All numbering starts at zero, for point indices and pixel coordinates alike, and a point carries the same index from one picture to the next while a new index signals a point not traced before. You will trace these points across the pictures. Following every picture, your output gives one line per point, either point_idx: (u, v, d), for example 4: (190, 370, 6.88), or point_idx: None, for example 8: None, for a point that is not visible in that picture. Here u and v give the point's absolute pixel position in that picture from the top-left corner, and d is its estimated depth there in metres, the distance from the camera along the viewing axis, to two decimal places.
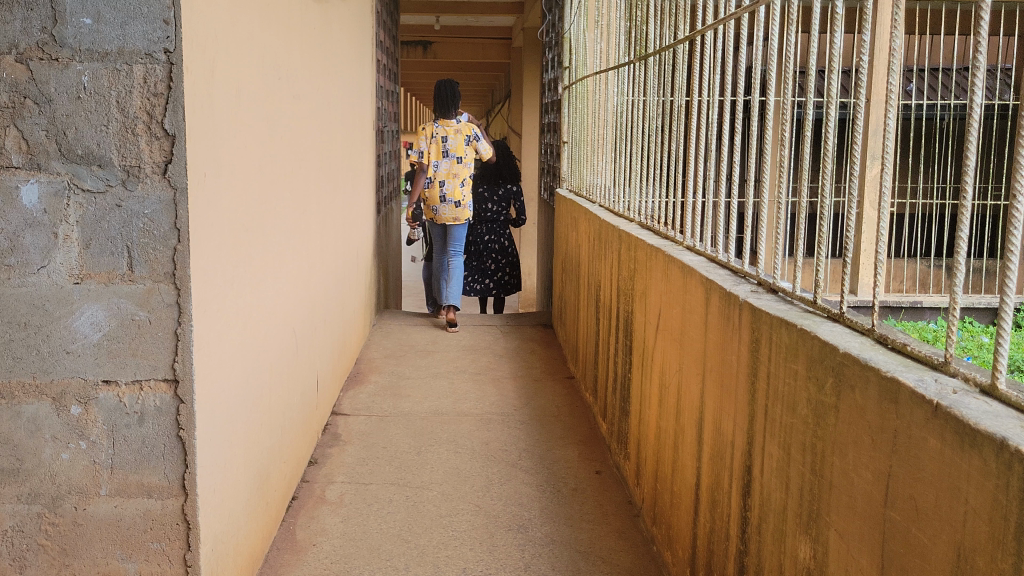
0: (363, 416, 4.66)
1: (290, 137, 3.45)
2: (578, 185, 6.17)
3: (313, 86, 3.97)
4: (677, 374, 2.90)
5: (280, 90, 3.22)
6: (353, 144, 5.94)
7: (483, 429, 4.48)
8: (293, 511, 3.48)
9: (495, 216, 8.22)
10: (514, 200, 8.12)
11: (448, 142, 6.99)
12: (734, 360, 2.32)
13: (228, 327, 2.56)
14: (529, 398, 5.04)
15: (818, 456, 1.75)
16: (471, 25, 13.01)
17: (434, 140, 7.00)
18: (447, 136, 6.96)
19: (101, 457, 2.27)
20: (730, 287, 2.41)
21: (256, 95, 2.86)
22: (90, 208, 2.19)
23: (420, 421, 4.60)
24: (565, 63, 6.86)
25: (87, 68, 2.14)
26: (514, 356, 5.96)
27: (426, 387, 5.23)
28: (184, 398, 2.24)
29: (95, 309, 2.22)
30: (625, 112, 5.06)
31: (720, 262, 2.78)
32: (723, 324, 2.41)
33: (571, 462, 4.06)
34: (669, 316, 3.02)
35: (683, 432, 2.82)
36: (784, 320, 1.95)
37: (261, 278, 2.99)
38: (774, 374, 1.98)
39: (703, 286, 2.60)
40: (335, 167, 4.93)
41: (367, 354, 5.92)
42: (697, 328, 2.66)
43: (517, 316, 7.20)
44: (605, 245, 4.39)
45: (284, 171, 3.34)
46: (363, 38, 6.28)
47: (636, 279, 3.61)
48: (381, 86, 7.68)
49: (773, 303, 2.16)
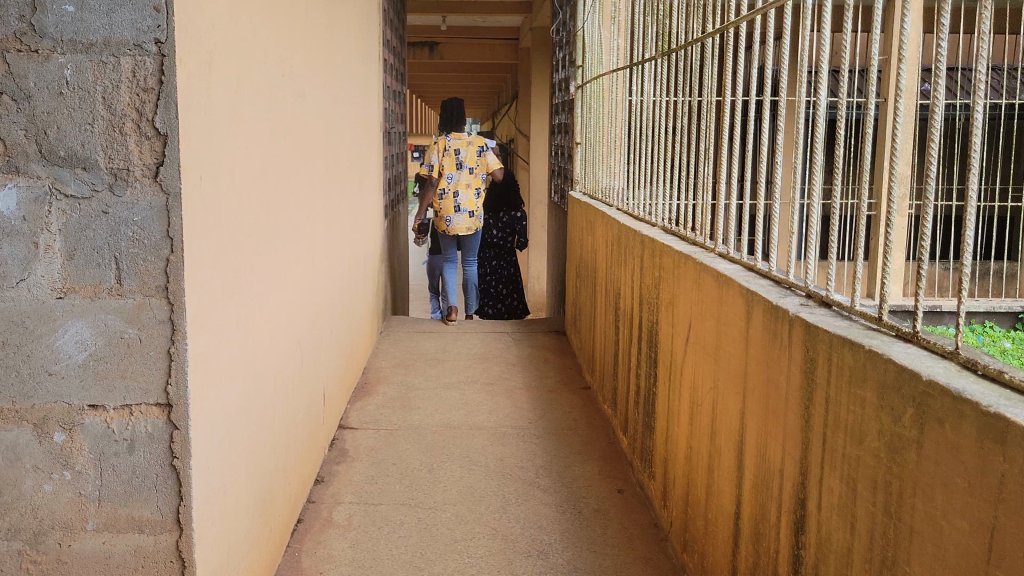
0: (372, 430, 4.46)
1: (294, 139, 3.25)
2: (592, 188, 5.98)
3: (318, 85, 3.77)
4: (711, 391, 2.69)
5: (284, 89, 3.02)
6: (361, 146, 5.73)
7: (498, 444, 4.28)
8: (299, 535, 3.27)
9: (501, 244, 8.13)
10: (519, 226, 8.09)
11: (461, 153, 6.91)
12: (780, 380, 2.11)
13: (228, 346, 2.35)
14: (544, 411, 4.83)
15: (893, 496, 1.55)
16: (478, 26, 12.81)
17: (447, 152, 6.91)
18: (461, 147, 6.89)
19: (87, 489, 2.07)
20: (776, 299, 2.19)
21: (258, 93, 2.66)
22: (74, 216, 1.99)
23: (431, 435, 4.40)
24: (578, 62, 6.67)
25: (70, 61, 1.94)
26: (528, 365, 5.75)
27: (437, 399, 5.02)
28: (179, 424, 2.04)
29: (80, 326, 2.02)
30: (643, 111, 4.83)
31: (757, 270, 2.58)
32: (769, 340, 2.19)
33: (592, 480, 3.85)
34: (702, 329, 2.81)
35: (719, 456, 2.61)
36: (849, 340, 1.73)
37: (263, 290, 2.78)
38: (836, 399, 1.77)
39: (743, 298, 2.39)
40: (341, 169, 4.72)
41: (374, 364, 5.72)
42: (735, 343, 2.45)
43: (529, 323, 6.99)
44: (624, 251, 4.18)
45: (288, 174, 3.14)
46: (370, 37, 6.08)
47: (661, 288, 3.40)
48: (388, 87, 7.51)
49: (829, 318, 1.94)
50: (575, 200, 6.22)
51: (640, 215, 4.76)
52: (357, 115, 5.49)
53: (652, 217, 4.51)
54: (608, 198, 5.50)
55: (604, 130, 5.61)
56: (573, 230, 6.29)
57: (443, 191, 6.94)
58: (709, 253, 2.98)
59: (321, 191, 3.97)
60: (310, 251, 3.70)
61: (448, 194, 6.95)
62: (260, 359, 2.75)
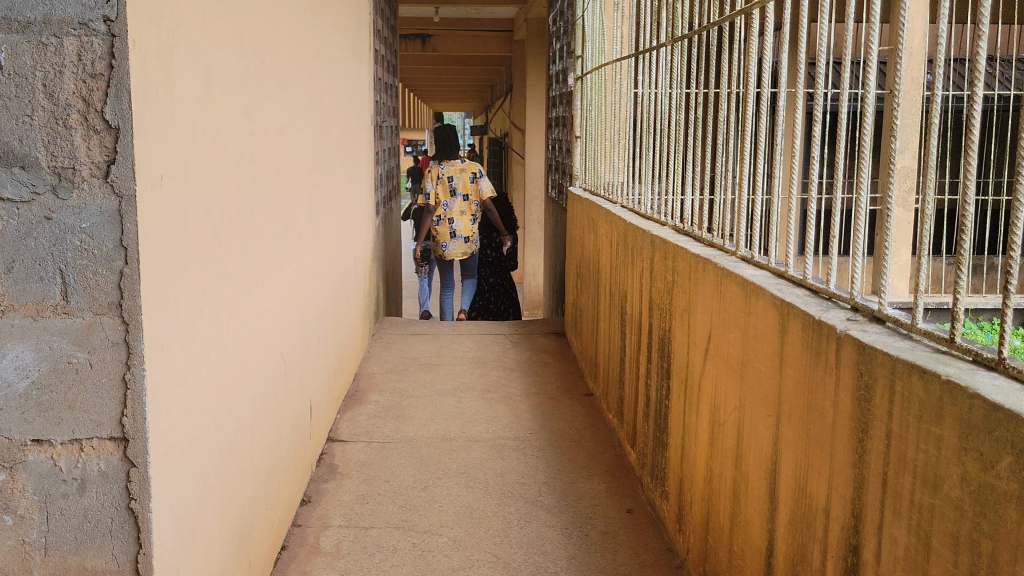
0: (363, 442, 4.20)
1: (275, 134, 2.98)
2: (593, 185, 5.71)
3: (301, 75, 3.50)
4: (736, 411, 2.44)
5: (261, 80, 2.74)
6: (350, 140, 5.46)
7: (497, 458, 4.02)
8: (283, 564, 3.01)
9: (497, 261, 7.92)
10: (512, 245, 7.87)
11: (454, 180, 7.14)
12: (824, 408, 1.85)
13: (197, 369, 2.09)
14: (545, 420, 4.57)
15: (981, 558, 1.30)
16: (472, 17, 12.53)
17: (441, 180, 7.15)
18: (452, 175, 7.11)
19: (31, 536, 1.80)
20: (817, 313, 1.93)
21: (232, 81, 2.40)
22: (11, 222, 1.72)
23: (426, 448, 4.14)
24: (577, 53, 6.40)
25: (4, 42, 1.68)
26: (528, 370, 5.48)
27: (431, 407, 4.76)
28: (136, 461, 1.77)
29: (20, 350, 1.75)
30: (648, 102, 4.53)
31: (787, 276, 2.33)
32: (808, 358, 1.93)
33: (598, 499, 3.59)
34: (725, 341, 2.55)
35: (746, 483, 2.36)
36: (920, 367, 1.47)
37: (239, 302, 2.52)
38: (902, 436, 1.51)
39: (777, 310, 2.12)
40: (329, 164, 4.45)
41: (366, 369, 5.45)
42: (767, 360, 2.19)
43: (527, 324, 6.73)
44: (631, 252, 3.91)
45: (267, 172, 2.87)
46: (359, 27, 5.80)
47: (675, 294, 3.13)
48: (380, 78, 7.21)
49: (886, 339, 1.68)
50: (575, 197, 5.97)
51: (643, 213, 4.52)
52: (347, 108, 5.23)
53: (656, 216, 4.27)
54: (609, 195, 5.24)
55: (604, 123, 5.35)
56: (573, 227, 6.01)
57: (438, 217, 7.16)
58: (732, 258, 2.71)
59: (306, 189, 3.70)
60: (293, 253, 3.42)
61: (443, 221, 7.17)
62: (236, 380, 2.49)
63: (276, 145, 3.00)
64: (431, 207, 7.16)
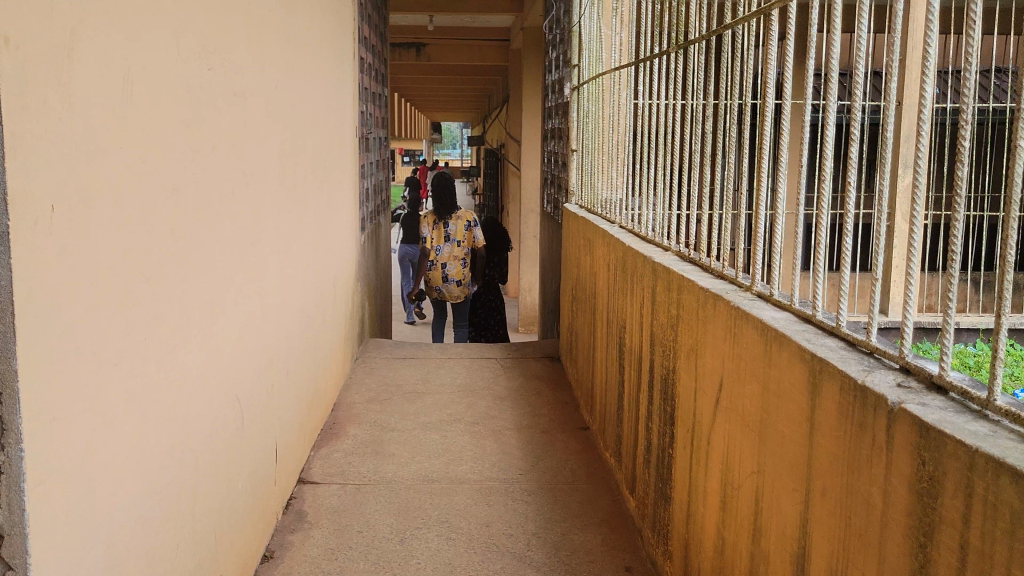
0: (337, 485, 3.83)
1: (226, 148, 2.63)
2: (590, 201, 5.34)
3: (264, 83, 3.14)
4: (755, 477, 2.08)
5: (203, 90, 2.39)
6: (330, 153, 5.11)
7: (483, 505, 3.66)
8: None
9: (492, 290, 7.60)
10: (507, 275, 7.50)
11: (449, 228, 6.96)
12: (868, 495, 1.50)
13: (95, 432, 1.72)
14: (537, 459, 4.20)
15: None
16: (466, 26, 12.24)
17: (436, 226, 6.98)
18: (448, 222, 6.94)
19: None
20: (859, 375, 1.58)
21: (161, 90, 2.07)
22: None
23: (406, 492, 3.78)
24: (573, 61, 6.08)
25: None
26: (519, 400, 5.11)
27: (414, 443, 4.39)
28: (10, 563, 1.42)
29: None
30: (648, 114, 4.18)
31: (814, 321, 1.98)
32: (849, 432, 1.57)
33: (593, 555, 3.23)
34: (741, 392, 2.20)
35: (766, 564, 2.00)
36: (1014, 468, 1.12)
37: (169, 348, 2.16)
38: (990, 555, 1.16)
39: (808, 367, 1.77)
40: (302, 180, 4.09)
41: (346, 399, 5.08)
42: (795, 423, 1.84)
43: (519, 348, 6.38)
44: (630, 278, 3.56)
45: (213, 194, 2.51)
46: (342, 32, 5.46)
47: (681, 330, 2.78)
48: (366, 87, 6.85)
49: (953, 418, 1.33)
50: (571, 213, 5.62)
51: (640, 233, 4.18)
52: (326, 120, 4.90)
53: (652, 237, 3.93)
54: (605, 212, 4.90)
55: (601, 136, 5.02)
56: (569, 246, 5.66)
57: (432, 261, 7.02)
58: (747, 295, 2.36)
59: (271, 210, 3.33)
60: (253, 283, 3.06)
61: (436, 264, 7.05)
62: (160, 438, 2.12)
63: (228, 162, 2.65)
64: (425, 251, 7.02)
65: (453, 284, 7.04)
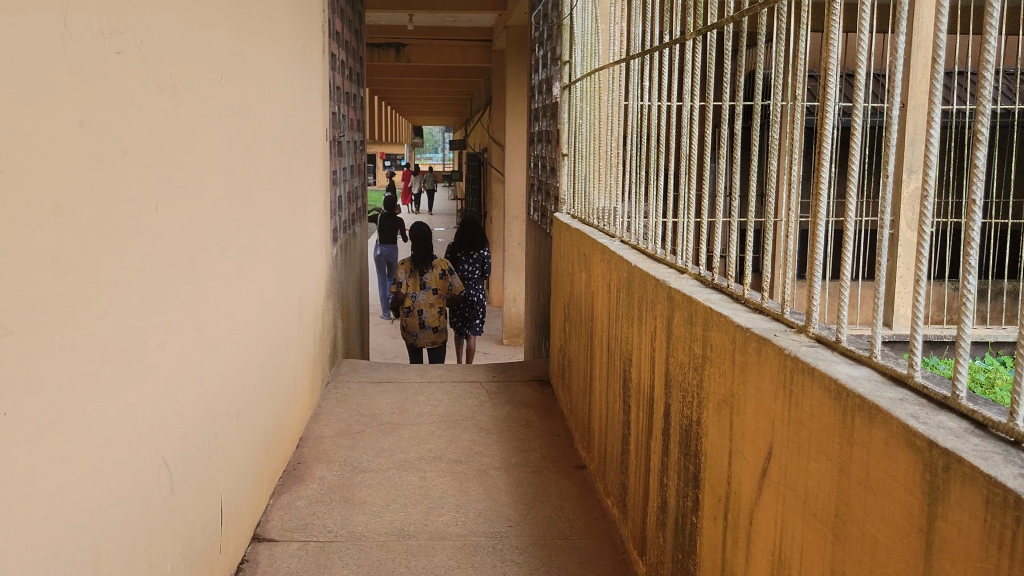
0: (298, 542, 3.31)
1: (144, 153, 2.12)
2: (583, 211, 4.86)
3: (202, 74, 2.62)
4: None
5: (105, 79, 1.88)
6: (295, 157, 4.57)
7: (467, 567, 3.15)
8: None
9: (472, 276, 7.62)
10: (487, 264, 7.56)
11: (425, 277, 6.76)
12: None
13: None
14: (528, 508, 3.69)
15: None
16: (448, 25, 11.75)
17: (412, 275, 6.76)
18: (425, 273, 6.72)
19: None
20: (1019, 485, 1.10)
21: (28, 79, 1.56)
22: None
23: (377, 551, 3.26)
24: (563, 57, 5.58)
25: None
26: (507, 433, 4.60)
27: (388, 487, 3.88)
28: None
29: None
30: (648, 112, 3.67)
31: (910, 383, 1.49)
32: (1006, 569, 1.09)
33: None
34: (801, 471, 1.71)
35: None
36: None
37: (44, 419, 1.64)
38: None
39: (920, 459, 1.28)
40: (260, 189, 3.56)
41: (314, 433, 4.55)
42: (894, 530, 1.35)
43: (506, 370, 5.86)
44: (638, 303, 3.07)
45: (123, 209, 1.99)
46: (308, 23, 4.94)
47: (709, 373, 2.29)
48: (338, 87, 6.31)
49: None
50: (561, 224, 5.13)
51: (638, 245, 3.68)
52: (291, 122, 4.39)
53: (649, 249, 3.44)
54: (601, 224, 4.41)
55: (595, 139, 4.54)
56: (559, 260, 5.18)
57: (407, 308, 6.81)
58: (802, 339, 1.87)
59: (214, 226, 2.80)
60: (190, 315, 2.54)
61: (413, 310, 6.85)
62: (33, 535, 1.59)
63: (146, 171, 2.13)
64: (400, 298, 6.81)
65: (430, 331, 6.84)
